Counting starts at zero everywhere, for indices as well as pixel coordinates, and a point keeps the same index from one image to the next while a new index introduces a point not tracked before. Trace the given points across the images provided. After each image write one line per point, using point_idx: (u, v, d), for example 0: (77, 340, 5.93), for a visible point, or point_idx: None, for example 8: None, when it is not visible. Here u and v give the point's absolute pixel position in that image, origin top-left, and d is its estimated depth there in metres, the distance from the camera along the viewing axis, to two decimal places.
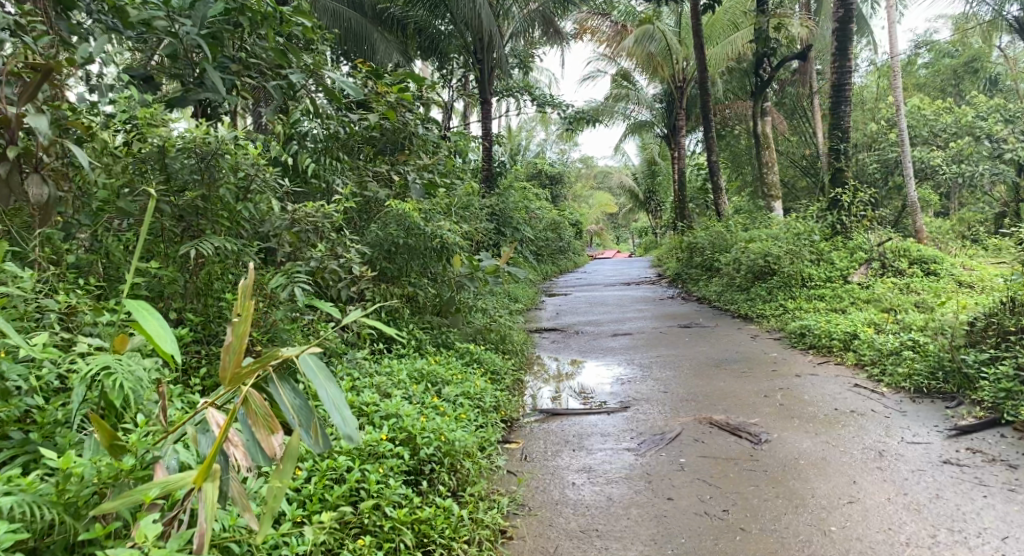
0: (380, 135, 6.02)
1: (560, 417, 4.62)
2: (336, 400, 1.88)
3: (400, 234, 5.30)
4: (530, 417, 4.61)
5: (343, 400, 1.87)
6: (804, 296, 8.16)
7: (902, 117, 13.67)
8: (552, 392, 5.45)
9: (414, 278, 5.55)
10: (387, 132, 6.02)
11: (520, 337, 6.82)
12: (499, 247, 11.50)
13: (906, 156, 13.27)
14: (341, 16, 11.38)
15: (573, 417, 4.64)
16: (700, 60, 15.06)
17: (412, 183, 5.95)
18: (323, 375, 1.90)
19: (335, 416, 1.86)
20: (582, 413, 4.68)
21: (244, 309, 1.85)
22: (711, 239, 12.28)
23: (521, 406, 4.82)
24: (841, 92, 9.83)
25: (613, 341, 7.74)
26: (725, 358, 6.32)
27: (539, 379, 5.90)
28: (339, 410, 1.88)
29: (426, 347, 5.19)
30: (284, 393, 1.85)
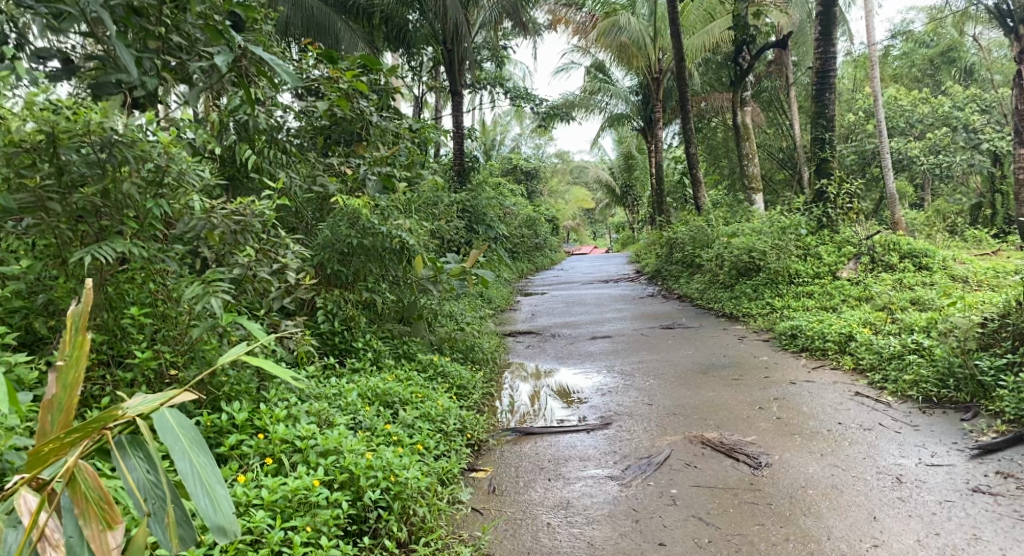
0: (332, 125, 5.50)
1: (536, 436, 4.16)
2: (199, 475, 1.52)
3: (354, 234, 4.78)
4: (505, 434, 4.17)
5: (206, 474, 1.52)
6: (791, 293, 7.76)
7: (880, 109, 13.35)
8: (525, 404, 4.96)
9: (371, 282, 5.05)
10: (341, 122, 5.51)
11: (492, 343, 6.33)
12: (471, 245, 11.00)
13: (884, 148, 12.98)
14: (303, 5, 10.74)
15: (550, 435, 4.16)
16: (677, 50, 14.61)
17: (368, 177, 5.41)
18: (187, 443, 1.54)
19: (199, 495, 1.50)
20: (560, 431, 4.20)
21: (81, 361, 1.53)
22: (692, 234, 11.87)
23: (492, 425, 4.33)
24: (826, 79, 9.43)
25: (592, 344, 7.27)
26: (713, 363, 5.87)
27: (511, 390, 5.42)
28: (204, 489, 1.53)
29: (384, 359, 4.67)
30: (127, 469, 1.47)
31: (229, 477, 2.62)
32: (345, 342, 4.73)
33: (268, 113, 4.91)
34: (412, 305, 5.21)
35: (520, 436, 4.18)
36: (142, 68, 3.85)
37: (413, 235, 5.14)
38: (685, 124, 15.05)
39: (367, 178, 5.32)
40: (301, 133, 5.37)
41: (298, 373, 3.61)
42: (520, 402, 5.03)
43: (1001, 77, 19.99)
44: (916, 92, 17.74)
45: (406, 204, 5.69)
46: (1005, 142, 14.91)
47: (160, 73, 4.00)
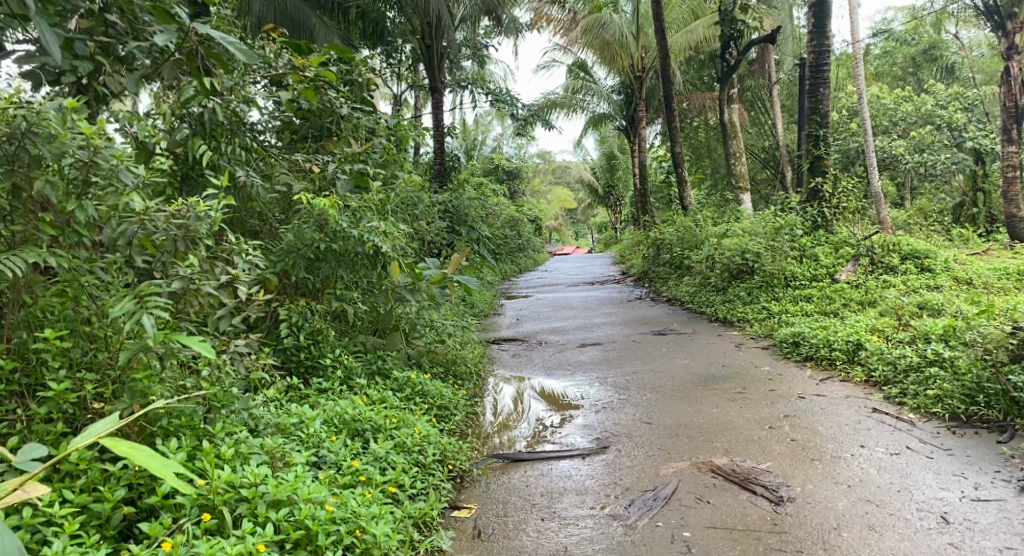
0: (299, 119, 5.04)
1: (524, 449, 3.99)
2: None
3: (322, 238, 4.36)
4: (490, 441, 4.11)
5: None
6: (788, 297, 7.40)
7: (865, 108, 12.65)
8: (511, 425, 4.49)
9: (340, 290, 4.65)
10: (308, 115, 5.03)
11: (476, 354, 5.87)
12: (452, 248, 10.53)
13: (868, 147, 12.60)
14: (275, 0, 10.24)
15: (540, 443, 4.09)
16: (661, 47, 14.22)
17: (337, 174, 4.94)
18: None
19: None
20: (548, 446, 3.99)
21: None
22: (679, 234, 11.50)
23: (476, 448, 3.93)
24: (819, 74, 9.09)
25: (582, 353, 6.85)
26: (712, 374, 5.47)
27: (494, 406, 4.98)
28: None
29: (355, 378, 4.21)
30: None
31: (157, 537, 2.16)
32: (311, 358, 4.27)
33: (225, 103, 4.39)
34: (388, 316, 4.72)
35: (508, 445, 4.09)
36: (73, 52, 3.31)
37: (389, 239, 4.69)
38: (670, 122, 14.70)
39: (332, 171, 4.78)
40: (264, 128, 4.90)
41: (255, 396, 3.16)
42: (502, 404, 5.02)
43: (982, 76, 19.90)
44: (900, 91, 17.55)
45: (380, 205, 5.22)
46: (989, 140, 14.72)
47: (94, 56, 3.47)
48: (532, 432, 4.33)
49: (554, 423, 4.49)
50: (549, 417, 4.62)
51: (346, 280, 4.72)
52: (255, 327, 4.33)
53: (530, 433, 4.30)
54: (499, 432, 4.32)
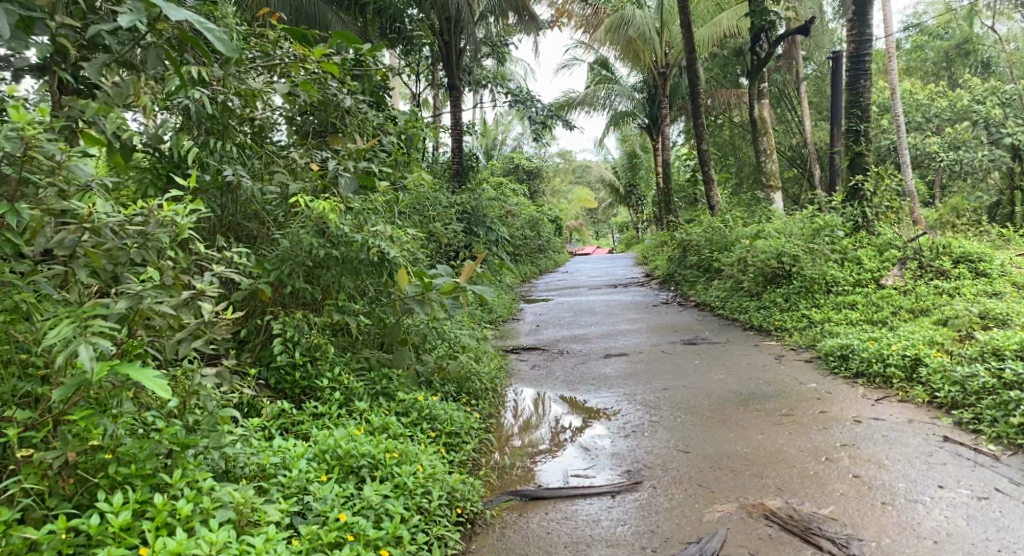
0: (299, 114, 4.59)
1: (542, 457, 3.93)
2: None
3: (322, 245, 3.95)
4: (511, 444, 4.15)
5: None
6: (830, 304, 6.85)
7: (898, 102, 11.90)
8: (529, 454, 4.00)
9: (342, 300, 4.20)
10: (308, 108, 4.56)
11: (493, 369, 5.38)
12: (469, 250, 10.09)
13: (902, 144, 11.65)
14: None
15: (562, 447, 4.12)
16: (687, 41, 13.65)
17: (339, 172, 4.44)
18: None
19: None
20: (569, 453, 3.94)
21: None
22: (707, 236, 10.94)
23: (491, 465, 3.74)
24: (861, 64, 8.48)
25: (606, 365, 6.34)
26: (752, 393, 4.96)
27: (513, 429, 4.50)
28: None
29: (356, 400, 3.77)
30: None
31: None
32: (307, 379, 3.84)
33: (212, 92, 3.95)
34: (395, 331, 4.24)
35: (529, 447, 4.14)
36: (32, 33, 2.89)
37: (396, 244, 4.25)
38: (695, 118, 14.11)
39: (329, 167, 4.23)
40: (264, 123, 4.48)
41: (232, 430, 2.74)
42: (520, 426, 4.56)
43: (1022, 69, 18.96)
44: (934, 86, 16.84)
45: (388, 207, 4.77)
46: None
47: (56, 39, 3.05)
48: (551, 434, 4.40)
49: (578, 449, 4.05)
50: (569, 421, 4.68)
51: (350, 289, 4.28)
52: (247, 343, 3.94)
53: (549, 435, 4.37)
54: (521, 434, 4.39)
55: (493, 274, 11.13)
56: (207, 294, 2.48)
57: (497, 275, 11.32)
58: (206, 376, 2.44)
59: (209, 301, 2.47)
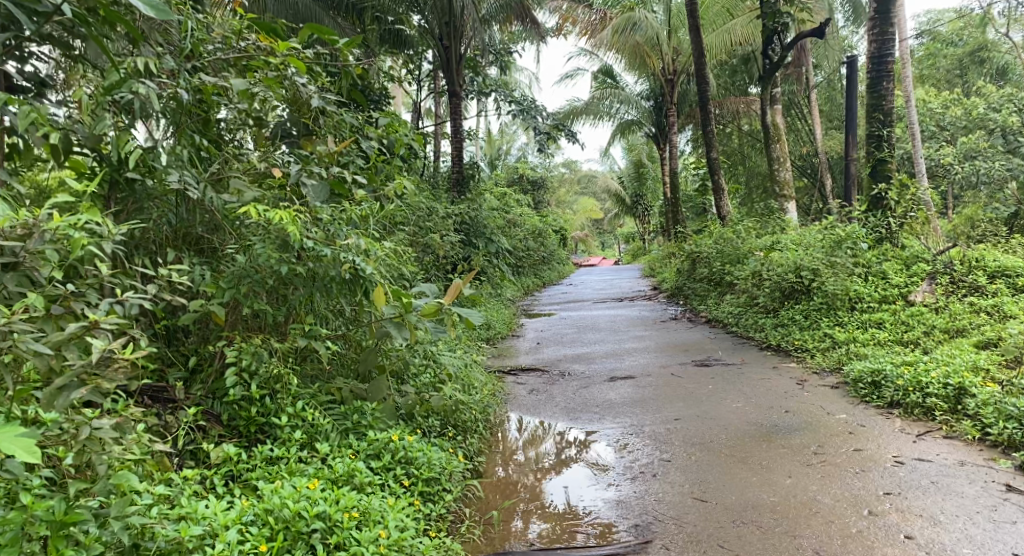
0: (267, 115, 4.10)
1: (546, 475, 3.91)
2: None
3: (285, 261, 3.48)
4: (515, 459, 4.13)
5: None
6: (854, 323, 6.33)
7: (913, 109, 11.38)
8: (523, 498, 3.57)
9: (309, 322, 3.73)
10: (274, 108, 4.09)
11: (484, 399, 4.85)
12: (468, 262, 9.61)
13: (918, 153, 11.12)
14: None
15: (567, 464, 4.07)
16: (697, 47, 13.18)
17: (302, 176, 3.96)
18: None
19: None
20: (576, 470, 3.90)
21: None
22: (718, 248, 10.42)
23: (496, 483, 3.77)
24: (883, 65, 7.97)
25: (611, 390, 5.80)
26: (774, 425, 4.44)
27: (509, 464, 4.07)
28: None
29: (321, 442, 3.31)
30: None
31: None
32: (263, 415, 3.38)
33: (158, 85, 3.53)
34: (369, 358, 3.76)
35: (535, 463, 4.10)
36: None
37: (371, 258, 3.77)
38: (704, 126, 13.61)
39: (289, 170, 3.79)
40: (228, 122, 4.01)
41: (142, 493, 2.31)
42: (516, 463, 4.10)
43: None
44: (947, 94, 16.36)
45: (365, 217, 4.30)
46: None
47: None
48: (556, 448, 4.37)
49: (576, 495, 3.60)
50: (574, 435, 4.60)
51: (321, 310, 3.80)
52: (200, 373, 3.48)
53: (554, 449, 4.35)
54: (524, 448, 4.37)
55: (492, 288, 10.65)
56: (102, 325, 2.08)
57: (498, 288, 10.86)
58: (102, 427, 2.05)
59: (104, 334, 2.07)
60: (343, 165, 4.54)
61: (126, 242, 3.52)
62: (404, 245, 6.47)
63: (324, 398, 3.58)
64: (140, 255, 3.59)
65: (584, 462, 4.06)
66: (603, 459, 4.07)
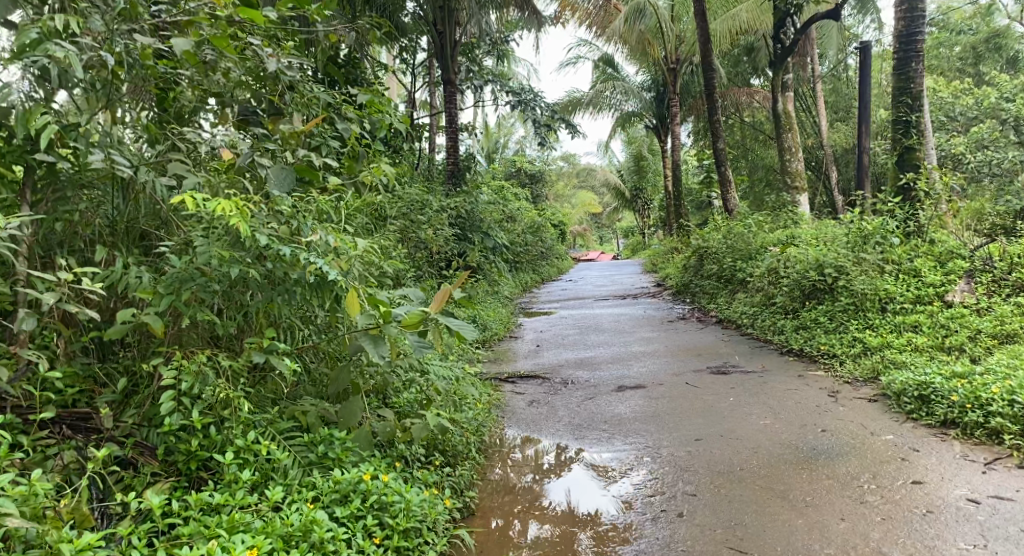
0: (229, 92, 3.58)
1: (546, 475, 3.83)
2: None
3: (234, 261, 2.90)
4: (512, 458, 4.04)
5: None
6: (888, 326, 5.76)
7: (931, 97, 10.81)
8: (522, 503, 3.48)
9: (267, 331, 3.19)
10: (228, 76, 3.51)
11: (477, 418, 4.24)
12: (464, 258, 9.05)
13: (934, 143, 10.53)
14: None
15: (567, 462, 4.01)
16: (702, 34, 12.54)
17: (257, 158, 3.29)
18: None
19: None
20: (576, 471, 3.82)
21: None
22: (728, 243, 9.82)
23: (495, 488, 3.65)
24: (912, 44, 7.37)
25: (620, 403, 5.19)
26: (812, 448, 3.86)
27: (510, 464, 3.98)
28: None
29: (276, 483, 2.75)
30: None
31: None
32: (206, 450, 2.79)
33: (78, 46, 2.91)
34: (340, 376, 3.20)
35: (535, 462, 4.03)
36: None
37: (341, 257, 3.17)
38: (710, 116, 13.00)
39: (239, 147, 3.21)
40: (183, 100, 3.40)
41: None
42: (514, 493, 3.59)
43: None
44: (958, 83, 15.80)
45: (337, 210, 3.71)
46: None
47: None
48: (557, 445, 4.29)
49: (585, 537, 3.12)
50: (568, 437, 4.40)
51: (286, 317, 3.23)
52: (133, 397, 2.89)
53: (555, 446, 4.28)
54: (523, 446, 4.27)
55: (489, 285, 10.09)
56: None
57: (495, 285, 10.31)
58: None
59: None
60: (315, 148, 3.94)
61: (39, 235, 2.93)
62: (391, 242, 5.86)
63: (283, 425, 3.00)
64: (64, 253, 2.99)
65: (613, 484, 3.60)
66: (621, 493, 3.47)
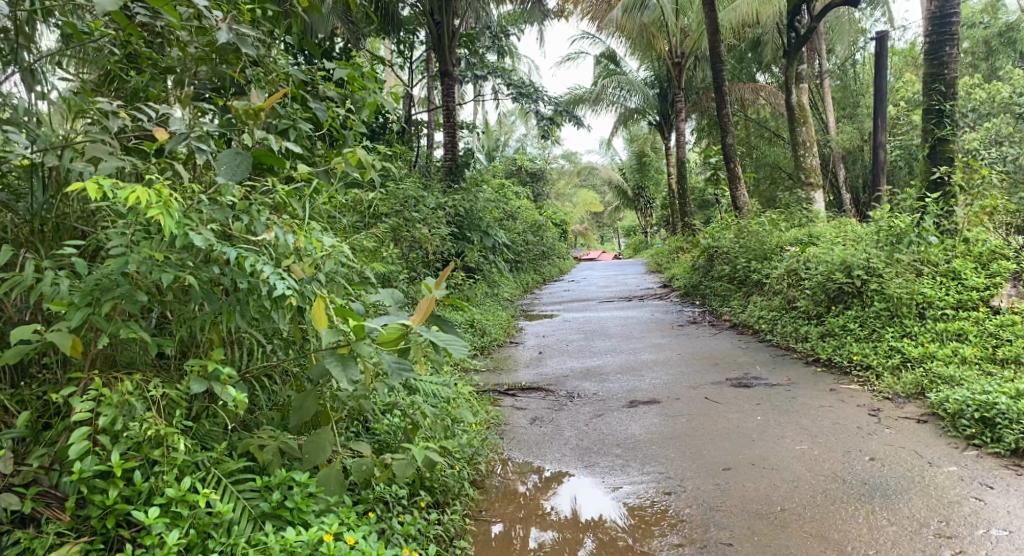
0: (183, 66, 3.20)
1: (547, 477, 3.70)
2: None
3: (167, 268, 2.37)
4: (510, 461, 3.90)
5: None
6: (929, 335, 5.20)
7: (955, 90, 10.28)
8: (524, 506, 3.35)
9: (217, 347, 2.66)
10: (181, 46, 3.15)
11: (471, 444, 3.68)
12: (461, 258, 8.50)
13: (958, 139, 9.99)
14: None
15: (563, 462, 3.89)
16: (711, 26, 11.92)
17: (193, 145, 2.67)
18: None
19: None
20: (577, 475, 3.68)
21: None
22: (741, 243, 9.26)
23: (496, 493, 3.49)
24: (947, 21, 6.84)
25: (632, 421, 4.62)
26: (865, 482, 3.31)
27: (506, 466, 3.83)
28: None
29: (218, 545, 2.21)
30: None
31: None
32: (128, 500, 2.23)
33: None
34: (306, 403, 2.65)
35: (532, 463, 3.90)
36: None
37: (305, 261, 2.62)
38: (719, 110, 12.41)
39: (172, 122, 2.60)
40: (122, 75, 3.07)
41: None
42: (513, 532, 3.13)
43: None
44: (974, 77, 15.25)
45: (305, 202, 3.15)
46: None
47: None
48: (560, 460, 3.92)
49: (590, 544, 3.02)
50: (575, 463, 3.86)
51: (242, 328, 2.69)
52: (43, 435, 2.33)
53: (558, 458, 3.94)
54: (520, 452, 4.06)
55: (487, 286, 9.54)
56: None
57: (494, 286, 9.78)
58: None
59: None
60: (280, 131, 3.37)
61: None
62: (379, 241, 5.32)
63: (231, 466, 2.43)
64: None
65: (621, 509, 3.27)
66: (630, 515, 3.20)
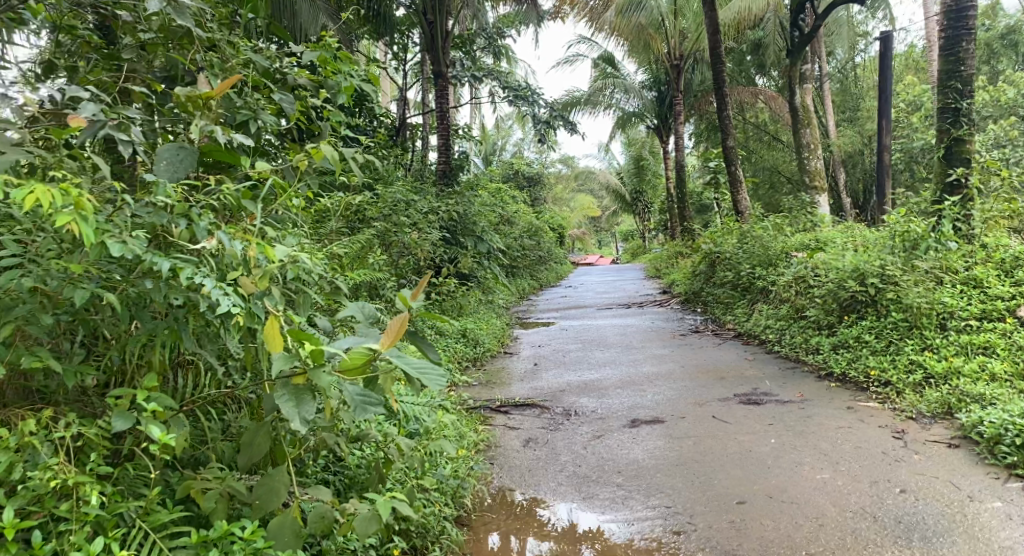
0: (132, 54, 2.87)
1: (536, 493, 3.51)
2: None
3: (83, 283, 2.03)
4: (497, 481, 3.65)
5: None
6: (952, 348, 4.81)
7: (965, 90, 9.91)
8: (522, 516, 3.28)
9: (156, 369, 2.28)
10: (132, 33, 2.92)
11: (453, 476, 3.30)
12: (452, 264, 8.13)
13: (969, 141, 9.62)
14: None
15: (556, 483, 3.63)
16: (711, 25, 11.54)
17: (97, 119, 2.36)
18: None
19: None
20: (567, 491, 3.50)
21: None
22: (745, 248, 8.89)
23: (489, 502, 3.40)
24: (963, 15, 6.45)
25: (635, 444, 4.22)
26: (898, 521, 2.95)
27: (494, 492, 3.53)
28: None
29: None
30: None
31: None
32: None
33: None
34: (257, 438, 2.27)
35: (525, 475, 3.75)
36: None
37: (255, 274, 2.23)
38: (720, 111, 12.04)
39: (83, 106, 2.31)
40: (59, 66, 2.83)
41: None
42: None
43: None
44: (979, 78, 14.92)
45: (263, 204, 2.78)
46: None
47: None
48: (554, 488, 3.55)
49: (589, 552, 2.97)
50: (570, 494, 3.48)
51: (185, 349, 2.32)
52: None
53: (552, 488, 3.56)
54: (509, 477, 3.71)
55: (480, 293, 9.14)
56: None
57: (488, 293, 9.40)
58: None
59: None
60: (239, 125, 3.00)
61: None
62: (360, 247, 4.94)
63: (162, 517, 2.06)
64: None
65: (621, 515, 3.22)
66: (630, 526, 3.12)
